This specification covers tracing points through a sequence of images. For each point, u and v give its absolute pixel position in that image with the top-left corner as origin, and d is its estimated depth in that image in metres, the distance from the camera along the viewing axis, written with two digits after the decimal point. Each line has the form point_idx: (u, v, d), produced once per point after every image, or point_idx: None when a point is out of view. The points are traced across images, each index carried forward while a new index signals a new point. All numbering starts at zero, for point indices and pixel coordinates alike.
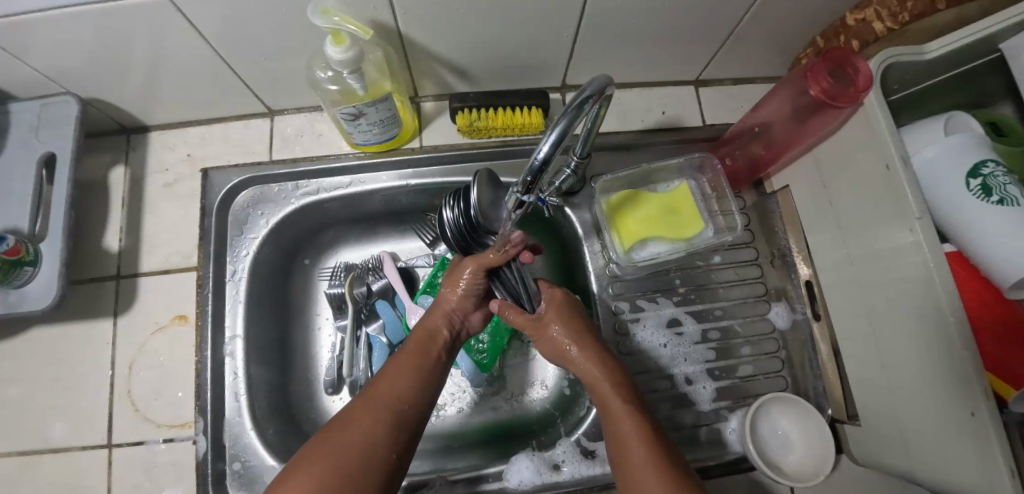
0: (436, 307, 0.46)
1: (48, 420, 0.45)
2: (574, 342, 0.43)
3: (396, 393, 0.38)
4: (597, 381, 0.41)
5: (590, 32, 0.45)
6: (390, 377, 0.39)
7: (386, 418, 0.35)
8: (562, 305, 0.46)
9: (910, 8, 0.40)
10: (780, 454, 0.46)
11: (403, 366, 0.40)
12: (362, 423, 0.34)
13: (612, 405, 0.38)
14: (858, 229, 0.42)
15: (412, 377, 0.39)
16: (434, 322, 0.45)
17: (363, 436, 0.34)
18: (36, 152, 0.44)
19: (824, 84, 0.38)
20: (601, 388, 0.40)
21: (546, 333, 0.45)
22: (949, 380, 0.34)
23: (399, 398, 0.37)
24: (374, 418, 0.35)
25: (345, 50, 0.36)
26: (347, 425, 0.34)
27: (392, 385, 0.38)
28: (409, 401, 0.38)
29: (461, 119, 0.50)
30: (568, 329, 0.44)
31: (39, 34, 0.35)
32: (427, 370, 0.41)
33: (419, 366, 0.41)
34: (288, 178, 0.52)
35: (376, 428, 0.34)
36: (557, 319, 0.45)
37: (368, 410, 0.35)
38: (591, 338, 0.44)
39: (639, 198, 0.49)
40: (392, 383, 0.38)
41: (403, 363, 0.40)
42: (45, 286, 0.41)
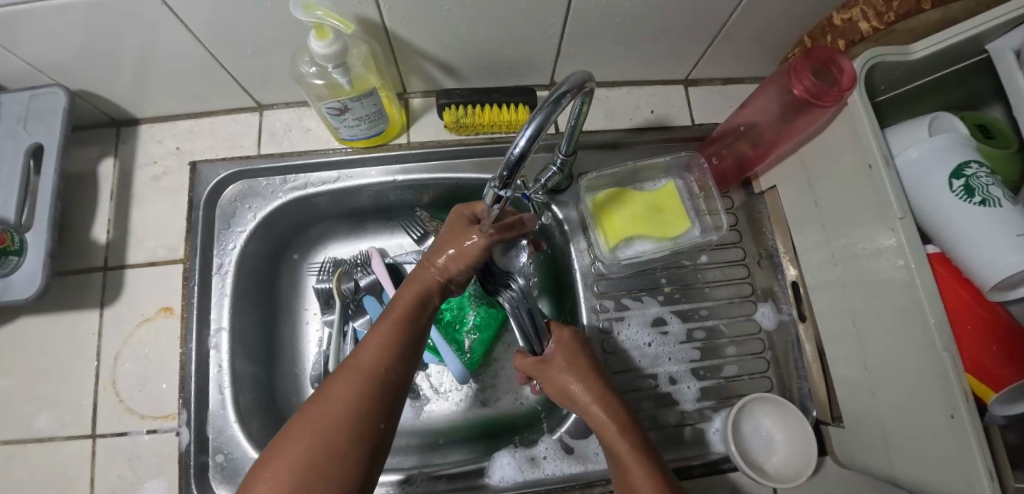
0: (427, 265, 0.40)
1: (33, 410, 0.45)
2: (578, 382, 0.40)
3: (380, 365, 0.33)
4: (602, 426, 0.37)
5: (576, 29, 0.45)
6: (372, 347, 0.34)
7: (371, 393, 0.31)
8: (570, 344, 0.43)
9: (895, 8, 0.40)
10: (763, 455, 0.46)
11: (386, 335, 0.35)
12: (343, 400, 0.30)
13: (620, 451, 0.35)
14: (842, 230, 0.42)
15: (396, 346, 0.34)
16: (422, 283, 0.40)
17: (345, 413, 0.29)
18: (24, 142, 0.44)
19: (808, 83, 0.38)
20: (609, 434, 0.37)
21: (551, 373, 0.41)
22: (930, 383, 0.34)
23: (384, 370, 0.33)
24: (352, 394, 0.30)
25: (328, 44, 0.36)
26: (328, 403, 0.30)
27: (375, 356, 0.33)
28: (396, 373, 0.33)
29: (448, 116, 0.51)
30: (575, 368, 0.41)
31: (27, 27, 0.35)
32: (413, 339, 0.36)
33: (404, 334, 0.35)
34: (277, 172, 0.52)
35: (359, 404, 0.30)
36: (565, 360, 0.41)
37: (349, 385, 0.31)
38: (599, 378, 0.40)
39: (625, 196, 0.49)
40: (377, 352, 0.33)
41: (387, 331, 0.35)
42: (31, 276, 0.41)
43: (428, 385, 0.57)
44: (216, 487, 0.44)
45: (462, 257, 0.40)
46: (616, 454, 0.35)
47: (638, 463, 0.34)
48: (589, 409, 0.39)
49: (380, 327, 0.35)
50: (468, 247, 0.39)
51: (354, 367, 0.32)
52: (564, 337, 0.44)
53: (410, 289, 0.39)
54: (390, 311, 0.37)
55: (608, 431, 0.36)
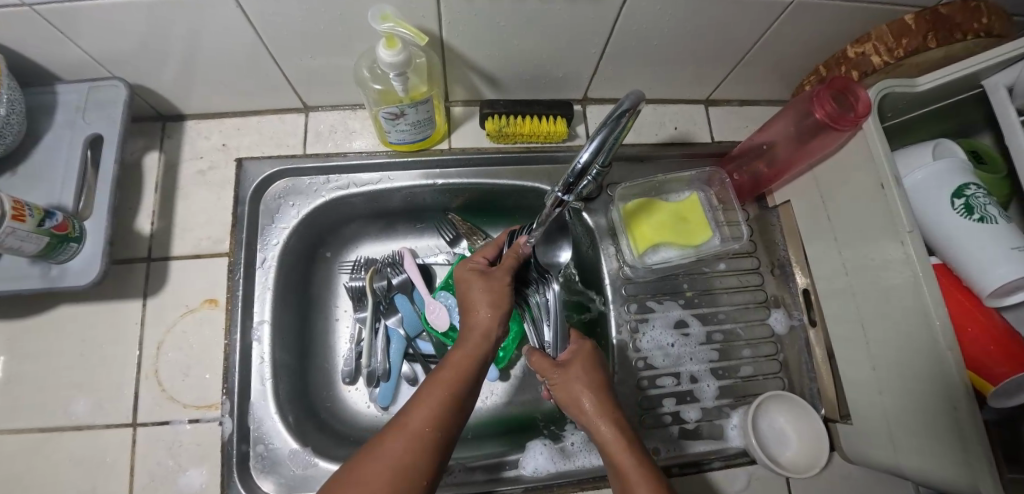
0: (469, 325, 0.41)
1: (74, 397, 0.46)
2: (592, 397, 0.40)
3: (429, 426, 0.32)
4: (617, 451, 0.37)
5: (615, 49, 0.49)
6: (426, 400, 0.34)
7: (421, 455, 0.31)
8: (591, 356, 0.44)
9: (905, 45, 0.44)
10: (777, 449, 0.49)
11: (441, 391, 0.35)
12: (393, 461, 0.30)
13: (626, 464, 0.35)
14: (854, 242, 0.46)
15: (448, 403, 0.34)
16: (472, 348, 0.39)
17: (394, 473, 0.29)
18: (82, 133, 0.45)
19: (829, 108, 0.43)
20: (616, 447, 0.37)
21: (568, 379, 0.41)
22: (935, 379, 0.37)
23: (433, 431, 0.32)
24: (405, 450, 0.31)
25: (397, 53, 0.38)
26: (379, 463, 0.30)
27: (427, 415, 0.33)
28: (443, 435, 0.33)
29: (491, 125, 0.53)
30: (591, 381, 0.41)
31: (107, 18, 0.37)
32: (463, 398, 0.35)
33: (458, 394, 0.35)
34: (321, 172, 0.54)
35: (409, 464, 0.30)
36: (583, 370, 0.42)
37: (400, 444, 0.31)
38: (612, 396, 0.41)
39: (653, 205, 0.53)
40: (430, 410, 0.33)
41: (440, 390, 0.35)
42: (87, 262, 0.42)
43: None
44: (258, 477, 0.45)
45: (495, 299, 0.42)
46: (623, 471, 0.35)
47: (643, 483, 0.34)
48: (597, 424, 0.39)
49: (434, 382, 0.35)
50: (500, 295, 0.42)
51: (404, 425, 0.32)
52: (586, 348, 0.44)
53: (463, 347, 0.39)
54: (442, 368, 0.37)
55: (619, 448, 0.37)
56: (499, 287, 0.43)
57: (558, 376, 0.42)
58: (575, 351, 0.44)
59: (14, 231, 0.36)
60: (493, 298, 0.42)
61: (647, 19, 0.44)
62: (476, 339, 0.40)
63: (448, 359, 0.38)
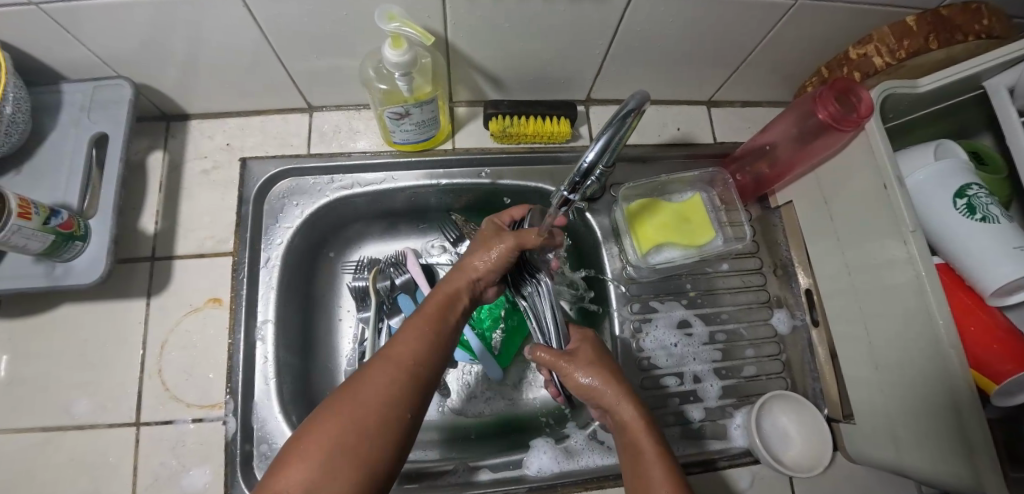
0: (463, 268, 0.42)
1: (76, 396, 0.46)
2: (605, 382, 0.41)
3: (413, 361, 0.33)
4: (635, 431, 0.38)
5: (619, 51, 0.49)
6: (409, 336, 0.34)
7: (404, 388, 0.31)
8: (595, 342, 0.46)
9: (907, 47, 0.44)
10: (780, 448, 0.49)
11: (425, 330, 0.35)
12: (376, 388, 0.30)
13: (643, 442, 0.37)
14: (857, 242, 0.46)
15: (431, 342, 0.35)
16: (458, 286, 0.41)
17: (380, 401, 0.29)
18: (87, 132, 0.45)
19: (832, 109, 0.43)
20: (635, 425, 0.39)
21: (578, 366, 0.42)
22: (939, 376, 0.38)
23: (418, 365, 0.33)
24: (392, 379, 0.31)
25: (402, 53, 0.39)
26: (363, 389, 0.30)
27: (411, 348, 0.33)
28: (427, 369, 0.33)
29: (495, 125, 0.53)
30: (600, 366, 0.42)
31: (113, 17, 0.37)
32: (446, 335, 0.37)
33: (440, 334, 0.36)
34: (325, 172, 0.54)
35: (394, 392, 0.30)
36: (591, 356, 0.43)
37: (384, 374, 0.31)
38: (624, 377, 0.42)
39: (656, 206, 0.53)
40: (414, 347, 0.34)
41: (422, 325, 0.36)
42: (92, 261, 0.42)
43: (460, 383, 0.59)
44: (261, 477, 0.45)
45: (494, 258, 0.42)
46: (638, 449, 0.37)
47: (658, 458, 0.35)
48: (617, 404, 0.40)
49: (416, 321, 0.36)
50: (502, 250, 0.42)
51: (388, 356, 0.32)
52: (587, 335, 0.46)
53: (442, 291, 0.40)
54: (424, 307, 0.38)
55: (637, 427, 0.38)
56: (499, 248, 0.42)
57: (569, 363, 0.43)
58: (578, 336, 0.46)
59: (19, 230, 0.36)
60: (492, 264, 0.42)
61: (650, 21, 0.44)
62: (463, 280, 0.41)
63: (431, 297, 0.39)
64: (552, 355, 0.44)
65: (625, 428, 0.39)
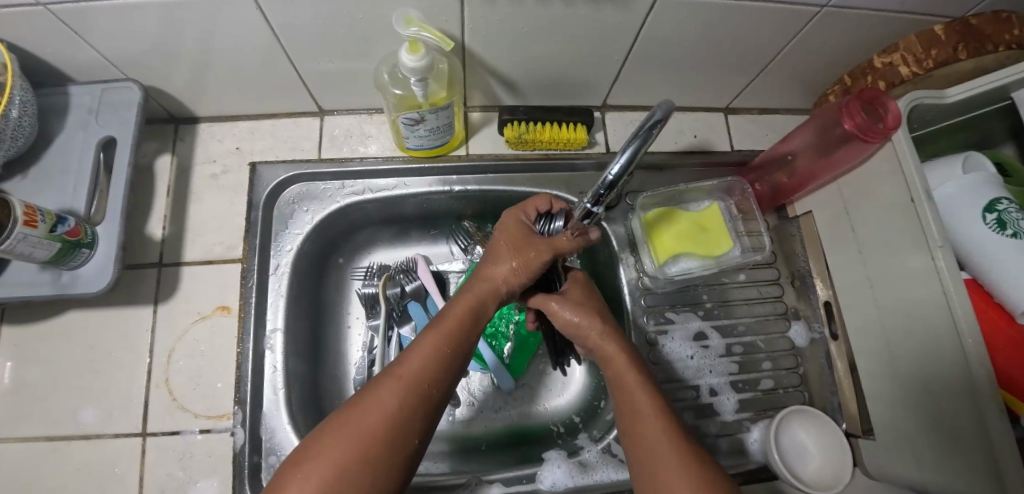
0: (486, 274, 0.38)
1: (82, 405, 0.45)
2: (593, 322, 0.40)
3: (425, 381, 0.30)
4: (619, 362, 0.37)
5: (638, 56, 0.48)
6: (422, 352, 0.32)
7: (415, 410, 0.29)
8: (586, 285, 0.45)
9: (934, 56, 0.43)
10: (799, 464, 0.47)
11: (439, 343, 0.33)
12: (385, 413, 0.28)
13: (628, 373, 0.36)
14: (880, 254, 0.45)
15: (444, 358, 0.32)
16: (480, 296, 0.37)
17: (388, 425, 0.28)
18: (94, 136, 0.44)
19: (859, 119, 0.42)
20: (618, 358, 0.38)
21: (566, 307, 0.41)
22: (964, 393, 0.37)
23: (430, 385, 0.30)
24: (403, 402, 0.29)
25: (419, 58, 0.38)
26: (372, 411, 0.28)
27: (425, 366, 0.31)
28: (440, 389, 0.31)
29: (511, 131, 0.52)
30: (590, 306, 0.42)
31: (122, 17, 0.36)
32: (462, 352, 0.34)
33: (455, 351, 0.33)
34: (335, 177, 0.53)
35: (403, 416, 0.28)
36: (580, 296, 0.43)
37: (394, 395, 0.29)
38: (612, 317, 0.41)
39: (673, 215, 0.52)
40: (426, 363, 0.31)
41: (437, 340, 0.33)
42: (99, 268, 0.41)
43: (471, 393, 0.58)
44: None
45: (524, 268, 0.38)
46: (623, 380, 0.36)
47: (643, 390, 0.35)
48: (600, 341, 0.39)
49: (431, 336, 0.33)
50: (531, 262, 0.38)
51: (399, 375, 0.30)
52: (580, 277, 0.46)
53: (463, 300, 0.36)
54: (441, 318, 0.35)
55: (619, 357, 0.38)
56: (534, 259, 0.38)
57: (556, 304, 0.42)
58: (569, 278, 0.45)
59: (25, 237, 0.35)
60: (520, 275, 0.38)
61: (672, 26, 0.43)
62: (486, 289, 0.37)
63: (448, 307, 0.36)
64: (542, 295, 0.43)
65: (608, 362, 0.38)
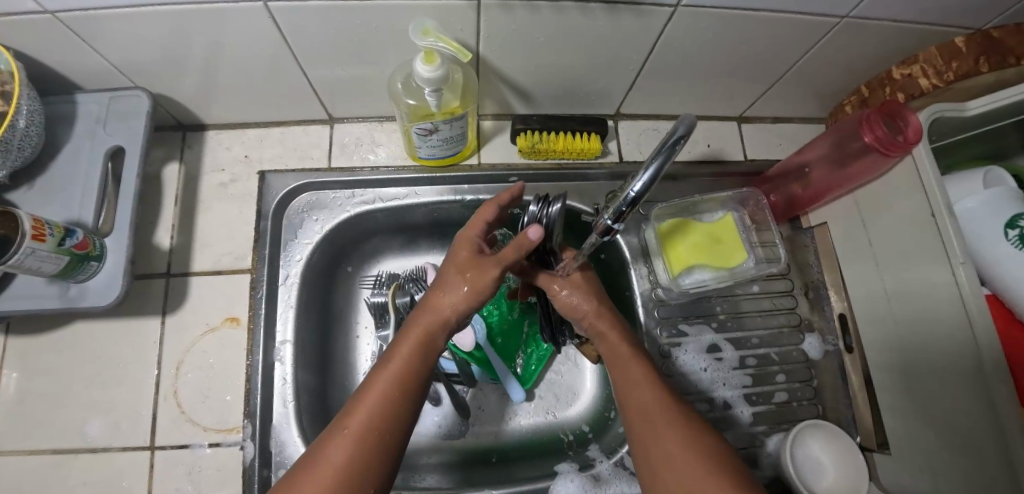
0: (435, 301, 0.36)
1: (88, 418, 0.44)
2: (591, 303, 0.43)
3: (375, 429, 0.29)
4: (614, 339, 0.41)
5: (653, 66, 0.48)
6: (370, 398, 0.30)
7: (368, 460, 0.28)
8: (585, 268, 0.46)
9: (955, 69, 0.43)
10: (812, 477, 0.46)
11: (387, 387, 0.31)
12: (336, 466, 0.27)
13: (622, 350, 0.40)
14: (897, 268, 0.44)
15: (396, 399, 0.31)
16: (431, 325, 0.35)
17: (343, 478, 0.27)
18: (102, 145, 0.44)
19: (879, 133, 0.41)
20: (613, 336, 0.41)
21: (566, 288, 0.43)
22: (986, 412, 0.36)
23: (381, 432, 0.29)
24: (354, 453, 0.28)
25: (435, 69, 0.37)
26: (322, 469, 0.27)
27: (372, 414, 0.30)
28: (394, 432, 0.30)
29: (523, 141, 0.53)
30: (587, 288, 0.44)
31: (132, 26, 0.35)
32: (418, 386, 0.33)
33: (407, 389, 0.32)
34: (346, 186, 0.52)
35: (358, 465, 0.28)
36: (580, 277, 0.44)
37: (343, 448, 0.28)
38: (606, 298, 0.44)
39: (688, 226, 0.51)
40: (377, 408, 0.30)
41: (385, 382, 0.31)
42: (108, 281, 0.40)
43: (481, 403, 0.57)
44: None
45: (473, 292, 0.36)
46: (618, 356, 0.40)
47: (637, 364, 0.39)
48: (596, 320, 0.42)
49: (377, 380, 0.32)
50: (480, 284, 0.36)
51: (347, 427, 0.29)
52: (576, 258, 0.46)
53: (413, 333, 0.34)
54: (390, 355, 0.33)
55: (613, 335, 0.41)
56: (480, 281, 0.36)
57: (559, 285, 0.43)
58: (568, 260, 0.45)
59: (33, 252, 0.34)
60: (468, 299, 0.36)
61: (689, 36, 0.43)
62: (435, 318, 0.36)
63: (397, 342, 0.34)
64: (547, 275, 0.44)
65: (603, 339, 0.42)
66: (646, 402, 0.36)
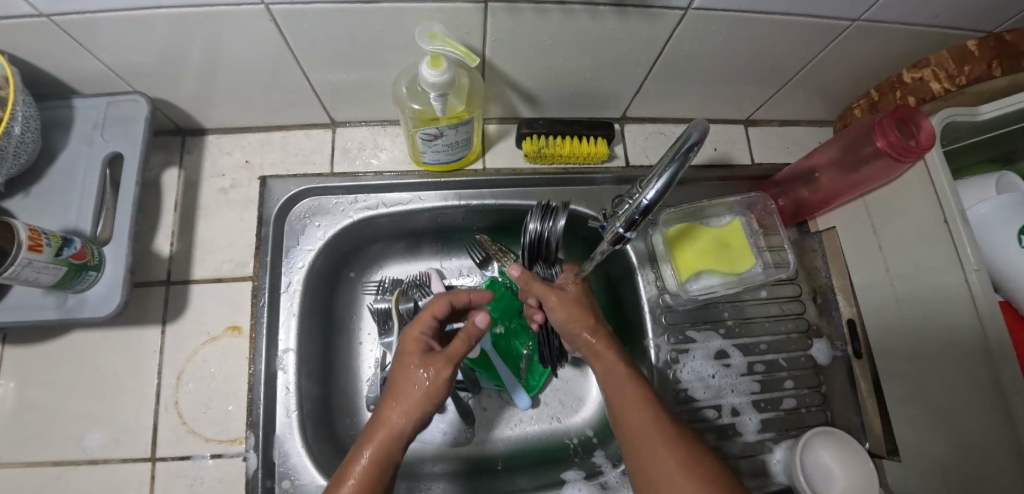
0: (388, 413, 0.38)
1: (87, 429, 0.43)
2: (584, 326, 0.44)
3: None
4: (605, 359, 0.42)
5: (661, 69, 0.47)
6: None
7: None
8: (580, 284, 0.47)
9: (967, 73, 0.42)
10: (823, 484, 0.46)
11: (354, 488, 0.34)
12: None
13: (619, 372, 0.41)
14: (908, 274, 0.44)
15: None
16: (389, 431, 0.37)
17: None
18: (100, 152, 0.43)
19: (892, 138, 0.40)
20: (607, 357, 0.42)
21: (562, 305, 0.44)
22: (1002, 423, 0.36)
23: None
24: None
25: (441, 73, 0.36)
26: None
27: None
28: None
29: (529, 146, 0.52)
30: (580, 303, 0.45)
31: (131, 30, 0.34)
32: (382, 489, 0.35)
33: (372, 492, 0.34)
34: (349, 191, 0.51)
35: None
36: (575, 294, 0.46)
37: None
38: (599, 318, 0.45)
39: (695, 231, 0.51)
40: None
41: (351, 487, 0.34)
42: (106, 290, 0.40)
43: (485, 409, 0.57)
44: None
45: (428, 395, 0.38)
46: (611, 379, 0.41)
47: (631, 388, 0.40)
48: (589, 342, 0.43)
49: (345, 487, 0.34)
50: (433, 385, 0.39)
51: None
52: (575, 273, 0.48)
53: (372, 440, 0.37)
54: (354, 463, 0.35)
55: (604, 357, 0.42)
56: (433, 380, 0.39)
57: (555, 300, 0.45)
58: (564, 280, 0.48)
59: (30, 262, 0.33)
60: (422, 403, 0.38)
61: (698, 40, 0.42)
62: (390, 432, 0.37)
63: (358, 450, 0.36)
64: (524, 274, 0.47)
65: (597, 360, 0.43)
66: (643, 425, 0.37)
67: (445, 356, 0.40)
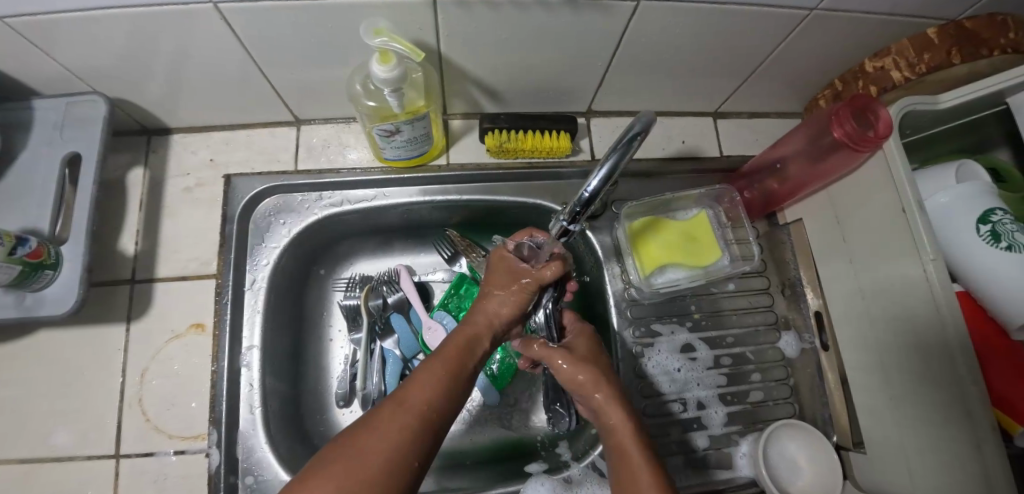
0: (478, 311, 0.41)
1: (54, 426, 0.44)
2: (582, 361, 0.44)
3: (428, 407, 0.31)
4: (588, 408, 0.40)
5: (621, 61, 0.47)
6: (422, 383, 0.32)
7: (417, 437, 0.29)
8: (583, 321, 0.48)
9: (927, 61, 0.42)
10: (788, 477, 0.46)
11: (440, 375, 0.33)
12: (386, 436, 0.28)
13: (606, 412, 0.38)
14: (870, 265, 0.43)
15: (446, 388, 0.33)
16: (475, 330, 0.39)
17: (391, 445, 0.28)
18: (59, 151, 0.43)
19: (848, 127, 0.40)
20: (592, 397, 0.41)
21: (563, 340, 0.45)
22: (958, 413, 0.35)
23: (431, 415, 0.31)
24: (404, 426, 0.29)
25: (391, 69, 0.36)
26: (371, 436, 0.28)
27: (427, 393, 0.32)
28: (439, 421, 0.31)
29: (491, 140, 0.51)
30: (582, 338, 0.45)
31: (80, 33, 0.35)
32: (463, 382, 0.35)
33: (457, 382, 0.34)
34: (313, 189, 0.52)
35: (408, 438, 0.28)
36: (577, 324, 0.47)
37: (395, 420, 0.29)
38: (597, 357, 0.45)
39: (660, 225, 0.50)
40: (428, 391, 0.32)
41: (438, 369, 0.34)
42: (65, 289, 0.40)
43: None
44: None
45: (513, 301, 0.41)
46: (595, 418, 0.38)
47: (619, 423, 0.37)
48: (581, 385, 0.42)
49: (427, 374, 0.33)
50: (520, 292, 0.41)
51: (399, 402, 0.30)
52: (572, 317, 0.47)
53: (462, 332, 0.39)
54: (441, 352, 0.36)
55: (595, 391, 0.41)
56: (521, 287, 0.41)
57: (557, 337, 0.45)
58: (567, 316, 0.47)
59: None
60: (505, 309, 0.41)
61: (656, 31, 0.42)
62: (481, 324, 0.40)
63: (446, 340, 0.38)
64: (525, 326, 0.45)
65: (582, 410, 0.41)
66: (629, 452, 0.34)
67: (537, 271, 0.42)
